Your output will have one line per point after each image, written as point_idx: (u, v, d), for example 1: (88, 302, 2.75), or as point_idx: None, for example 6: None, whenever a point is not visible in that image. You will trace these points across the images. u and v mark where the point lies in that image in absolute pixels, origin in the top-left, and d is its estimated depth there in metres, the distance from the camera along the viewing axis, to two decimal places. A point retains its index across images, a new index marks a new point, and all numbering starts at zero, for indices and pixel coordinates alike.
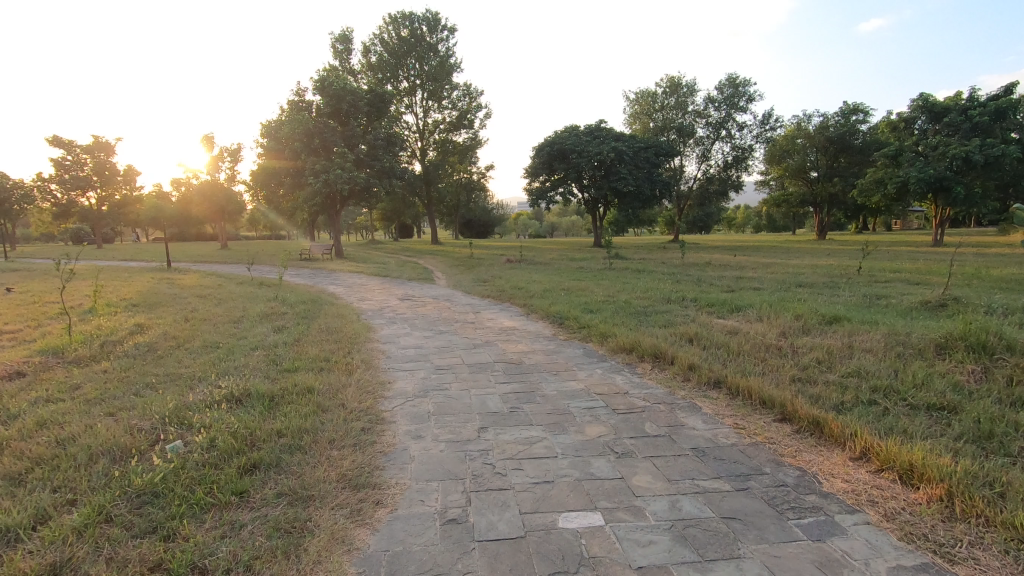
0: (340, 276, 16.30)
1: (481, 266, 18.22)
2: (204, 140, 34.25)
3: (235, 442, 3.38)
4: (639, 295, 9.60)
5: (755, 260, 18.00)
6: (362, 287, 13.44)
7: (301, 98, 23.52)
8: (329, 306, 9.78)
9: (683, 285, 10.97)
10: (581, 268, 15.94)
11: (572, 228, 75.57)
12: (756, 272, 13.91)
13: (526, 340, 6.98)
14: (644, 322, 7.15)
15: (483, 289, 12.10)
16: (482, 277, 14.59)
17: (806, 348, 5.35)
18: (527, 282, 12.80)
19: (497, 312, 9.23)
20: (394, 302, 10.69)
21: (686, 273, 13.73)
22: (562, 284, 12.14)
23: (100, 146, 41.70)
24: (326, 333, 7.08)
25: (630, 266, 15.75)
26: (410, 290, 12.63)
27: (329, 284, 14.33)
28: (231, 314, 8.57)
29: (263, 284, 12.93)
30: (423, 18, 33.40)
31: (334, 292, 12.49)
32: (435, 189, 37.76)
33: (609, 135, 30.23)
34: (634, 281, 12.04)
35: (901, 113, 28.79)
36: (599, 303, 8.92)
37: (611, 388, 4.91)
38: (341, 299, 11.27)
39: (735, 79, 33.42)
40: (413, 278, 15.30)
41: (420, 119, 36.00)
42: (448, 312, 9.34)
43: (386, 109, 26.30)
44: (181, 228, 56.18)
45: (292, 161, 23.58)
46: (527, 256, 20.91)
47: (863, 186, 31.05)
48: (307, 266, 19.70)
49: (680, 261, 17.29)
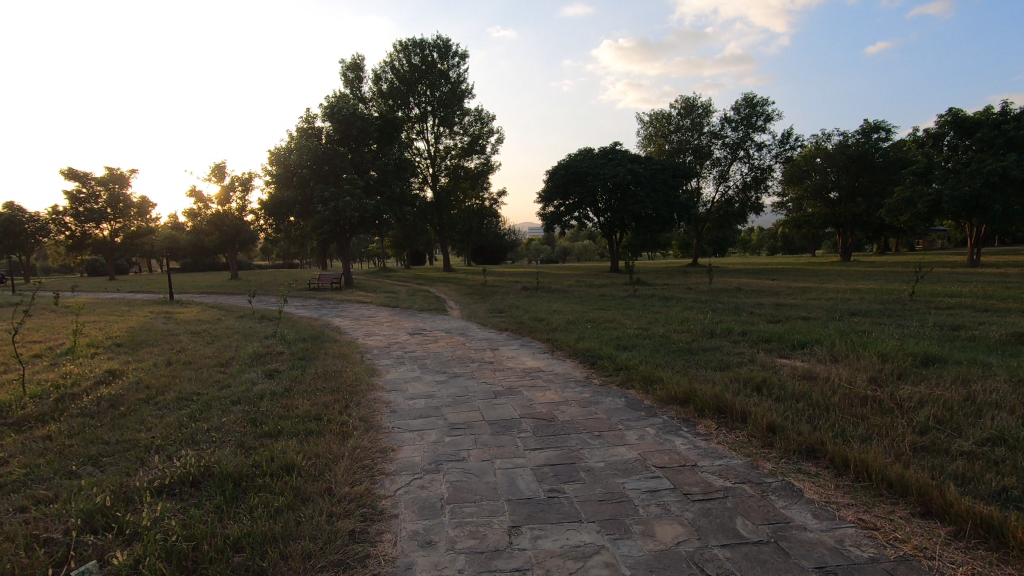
0: (348, 308, 15.46)
1: (496, 294, 17.29)
2: (216, 169, 34.10)
3: (166, 568, 2.38)
4: (677, 327, 8.58)
5: (788, 284, 16.91)
6: (370, 320, 12.56)
7: (310, 125, 23.15)
8: (332, 344, 8.84)
9: (722, 315, 9.94)
10: (603, 296, 14.97)
11: (584, 252, 74.74)
12: (795, 298, 12.85)
13: (554, 386, 5.97)
14: (693, 364, 6.09)
15: (500, 321, 11.15)
16: (498, 307, 13.67)
17: (914, 400, 4.26)
18: (548, 312, 11.86)
19: (519, 350, 8.24)
20: (404, 337, 9.76)
21: (720, 301, 12.68)
22: (586, 314, 11.16)
23: (114, 179, 41.80)
24: (322, 380, 6.12)
25: (656, 293, 14.72)
26: (421, 323, 11.70)
27: (335, 316, 13.47)
28: (221, 356, 7.65)
29: (265, 318, 12.09)
30: (434, 45, 33.35)
31: (339, 326, 11.61)
32: (447, 215, 37.20)
33: (625, 157, 29.53)
34: (665, 310, 11.05)
35: (928, 129, 27.78)
36: (634, 338, 7.90)
37: (675, 458, 3.86)
38: (346, 334, 10.36)
39: (752, 98, 32.72)
40: (424, 309, 14.41)
41: (432, 145, 35.66)
42: (462, 350, 8.36)
43: (397, 135, 25.87)
44: (194, 258, 56.17)
45: (299, 189, 23.01)
46: (544, 283, 19.98)
47: (890, 205, 29.90)
48: (314, 297, 18.93)
49: (707, 287, 16.25)
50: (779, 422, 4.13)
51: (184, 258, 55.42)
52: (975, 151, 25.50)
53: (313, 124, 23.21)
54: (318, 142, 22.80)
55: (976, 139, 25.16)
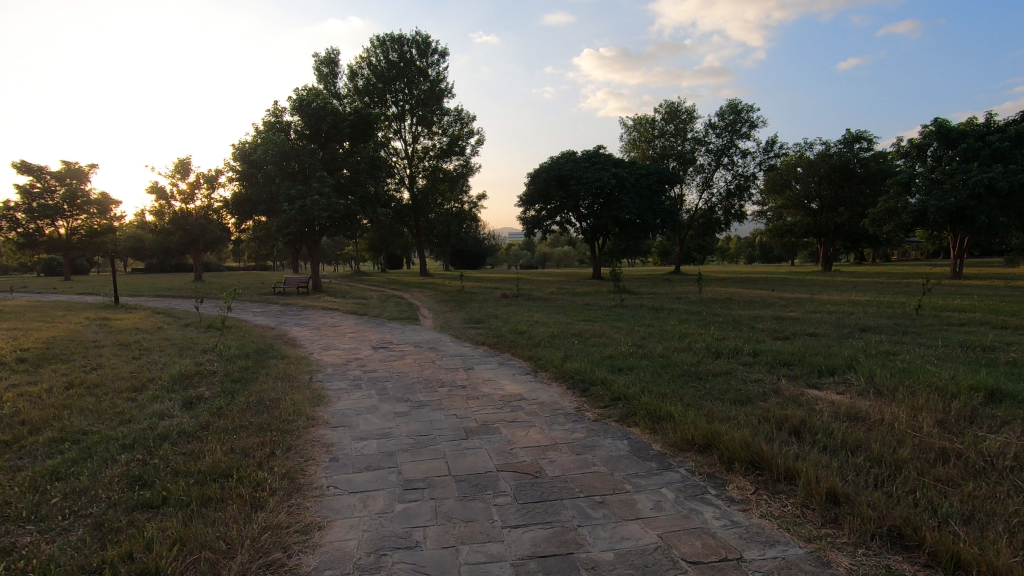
0: (311, 315, 14.18)
1: (474, 302, 16.17)
2: (180, 165, 32.30)
3: None
4: (677, 345, 7.60)
5: (780, 295, 16.16)
6: (332, 330, 11.33)
7: (278, 119, 21.77)
8: (280, 360, 7.62)
9: (723, 330, 9.00)
10: (587, 305, 14.00)
11: (564, 258, 74.09)
12: (793, 310, 12.02)
13: (539, 422, 4.88)
14: (706, 394, 5.08)
15: (477, 333, 10.05)
16: (475, 316, 12.54)
17: (1012, 457, 3.28)
18: (529, 323, 10.80)
19: (498, 370, 7.13)
20: (365, 352, 8.56)
21: (714, 312, 11.80)
22: (572, 326, 10.13)
23: (72, 173, 39.62)
24: (252, 412, 4.91)
25: (645, 303, 13.78)
26: (388, 334, 10.52)
27: (293, 326, 12.21)
28: (140, 376, 6.37)
29: (213, 328, 10.75)
30: (413, 41, 32.16)
31: (296, 337, 10.36)
32: (424, 218, 35.95)
33: (609, 160, 28.68)
34: (658, 323, 10.09)
35: (912, 139, 27.61)
36: (629, 358, 6.89)
37: (712, 545, 2.79)
38: (301, 347, 9.12)
39: (737, 104, 32.28)
40: (393, 317, 13.23)
41: (409, 145, 34.43)
42: (430, 369, 7.22)
43: (372, 132, 24.62)
44: (160, 259, 53.82)
45: (264, 186, 21.60)
46: (525, 290, 18.96)
47: (873, 215, 29.70)
48: (276, 302, 17.56)
49: (697, 297, 15.38)
50: (842, 486, 3.12)
51: (149, 258, 53.09)
52: (959, 162, 25.34)
53: (281, 118, 21.85)
54: (286, 138, 21.47)
55: (961, 149, 25.02)
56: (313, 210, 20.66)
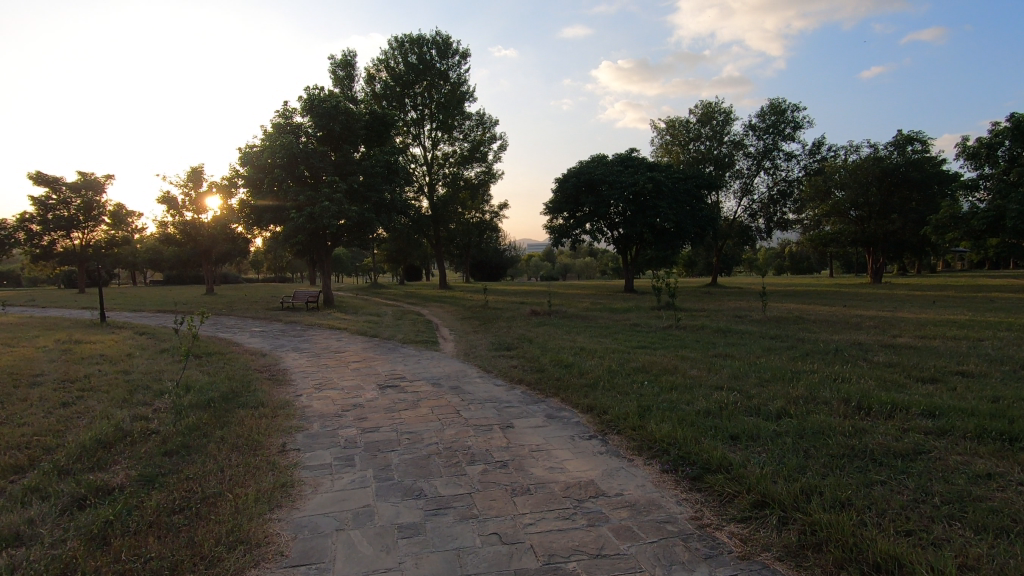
0: (314, 337, 12.30)
1: (500, 320, 14.15)
2: (192, 174, 31.00)
3: None
4: (799, 394, 5.45)
5: (858, 314, 13.83)
6: (334, 358, 9.39)
7: (288, 121, 20.14)
8: (252, 409, 5.66)
9: (841, 369, 6.79)
10: (635, 326, 11.90)
11: (586, 269, 71.77)
12: (898, 336, 9.72)
13: (649, 559, 2.80)
14: (934, 511, 2.96)
15: (510, 366, 7.99)
16: (504, 340, 10.51)
17: None
18: (574, 351, 8.73)
19: (553, 431, 5.05)
20: (367, 395, 6.55)
21: (799, 338, 9.63)
22: (634, 357, 8.07)
23: (87, 183, 38.39)
24: (156, 539, 2.90)
25: (704, 323, 11.61)
26: (401, 365, 8.54)
27: (290, 352, 10.29)
28: (36, 444, 4.41)
29: (191, 357, 8.85)
30: (433, 41, 30.44)
31: (289, 369, 8.45)
32: (444, 227, 34.22)
33: (643, 164, 26.54)
34: (741, 355, 7.96)
35: (982, 138, 25.08)
36: (744, 419, 4.76)
37: None
38: (289, 386, 7.16)
39: (780, 104, 29.94)
40: (408, 340, 11.28)
41: (429, 152, 32.75)
42: (453, 427, 5.15)
43: (388, 134, 22.89)
44: (179, 271, 52.93)
45: (269, 190, 19.92)
46: (557, 306, 16.88)
47: (934, 221, 27.06)
48: (281, 320, 15.80)
49: (761, 316, 13.16)
50: None
51: (168, 269, 52.28)
52: None
53: (292, 120, 20.17)
54: (296, 140, 19.80)
55: None
56: (322, 218, 18.89)
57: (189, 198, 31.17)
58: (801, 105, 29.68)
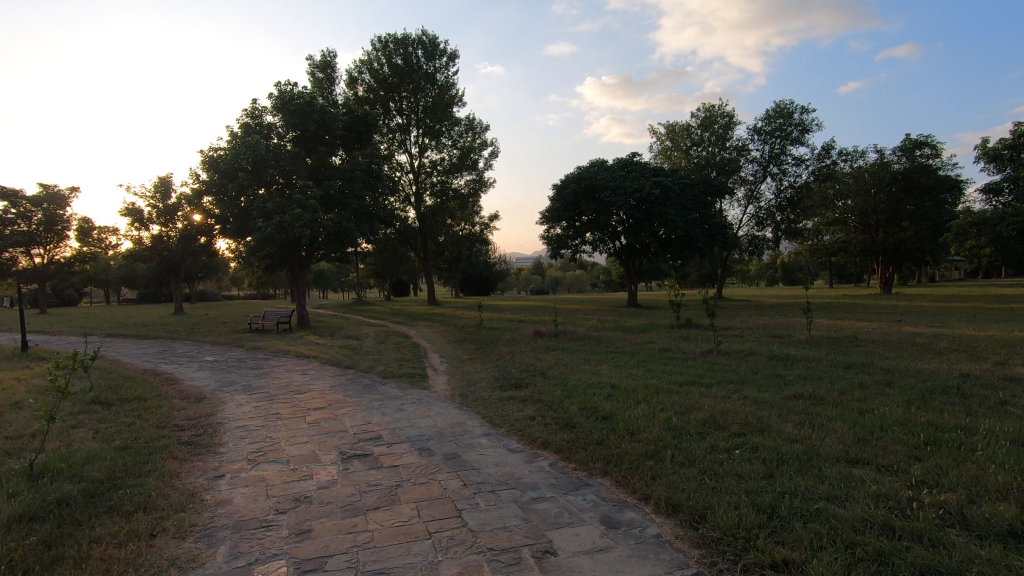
0: (276, 370, 10.08)
1: (500, 345, 12.05)
2: (161, 184, 28.59)
3: None
4: (1014, 485, 3.37)
5: (916, 334, 11.89)
6: (291, 404, 7.21)
7: (256, 121, 17.99)
8: (121, 519, 3.46)
9: (1002, 421, 4.76)
10: (663, 352, 9.87)
11: (577, 282, 70.20)
12: (1010, 365, 7.71)
13: None
14: None
15: (525, 417, 5.85)
16: (510, 375, 8.39)
17: None
18: (607, 393, 6.64)
19: (630, 566, 2.91)
20: (322, 477, 4.39)
21: (883, 368, 7.66)
22: (693, 403, 6.00)
23: (50, 197, 35.41)
24: None
25: (749, 348, 9.58)
26: (378, 416, 6.38)
27: (236, 393, 8.06)
28: None
29: (97, 408, 6.61)
30: (419, 41, 28.47)
31: (225, 423, 6.25)
32: (432, 239, 32.14)
33: (647, 169, 24.74)
34: (835, 398, 5.94)
35: (1004, 139, 23.75)
36: (988, 554, 2.64)
37: None
38: (212, 458, 4.95)
39: (786, 107, 28.38)
40: (389, 374, 9.10)
41: (415, 159, 30.73)
42: (454, 559, 2.99)
43: (369, 136, 20.81)
44: (153, 288, 50.07)
45: (234, 196, 17.71)
46: (564, 326, 14.81)
47: (955, 228, 25.56)
48: (245, 346, 13.58)
49: (808, 336, 11.21)
50: None
51: (141, 286, 49.30)
52: None
53: (262, 120, 18.02)
54: (265, 141, 17.64)
55: None
56: (293, 227, 16.65)
57: (157, 211, 28.78)
58: (808, 107, 28.10)
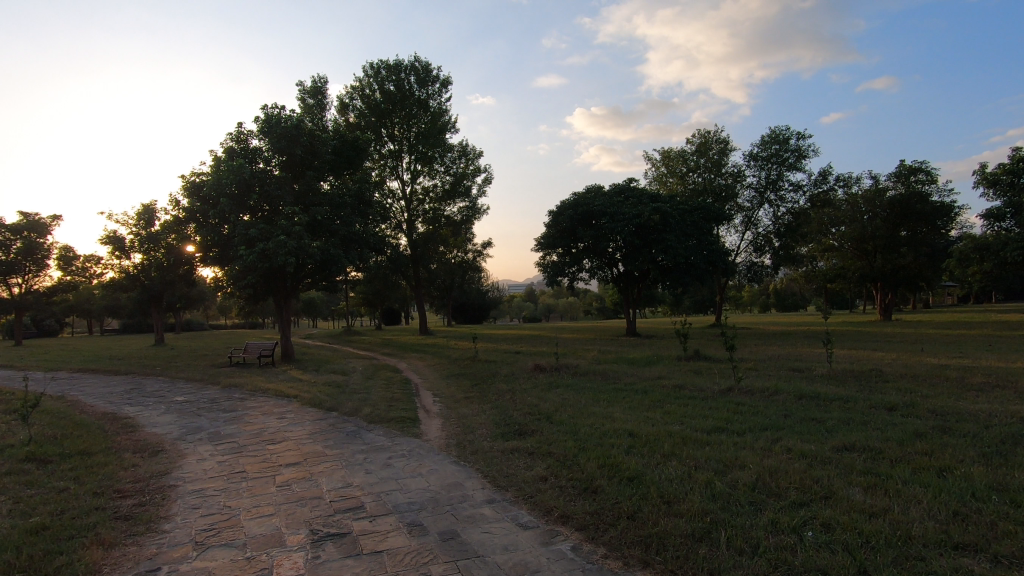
0: (252, 413, 9.07)
1: (497, 381, 11.13)
2: (145, 211, 27.66)
3: None
4: None
5: (942, 366, 11.14)
6: (261, 458, 6.24)
7: (241, 145, 17.26)
8: None
9: None
10: (678, 390, 9.02)
11: (570, 309, 69.65)
12: None
13: None
14: None
15: (534, 478, 4.94)
16: (512, 419, 7.46)
17: None
18: (628, 445, 5.74)
19: None
20: (287, 569, 3.46)
21: (931, 410, 6.84)
22: (732, 458, 5.11)
23: (31, 225, 34.24)
24: None
25: (773, 386, 8.72)
26: (361, 475, 5.43)
27: (200, 444, 7.08)
28: None
29: (30, 469, 5.59)
30: (411, 68, 28.18)
31: (179, 486, 5.27)
32: (424, 267, 31.33)
33: (645, 195, 24.24)
34: (896, 451, 5.10)
35: (1004, 164, 23.59)
36: None
37: None
38: (149, 540, 3.97)
39: (781, 133, 28.20)
40: (375, 417, 8.15)
41: (407, 186, 30.12)
42: None
43: (359, 161, 20.16)
44: (137, 318, 48.54)
45: (216, 223, 16.88)
46: (564, 359, 13.95)
47: (957, 253, 25.21)
48: (222, 383, 12.54)
49: (830, 370, 10.42)
50: None
51: (124, 316, 47.80)
52: None
53: (248, 144, 17.32)
54: (250, 166, 16.92)
55: None
56: (277, 255, 15.79)
57: (140, 238, 27.79)
58: (804, 133, 27.94)
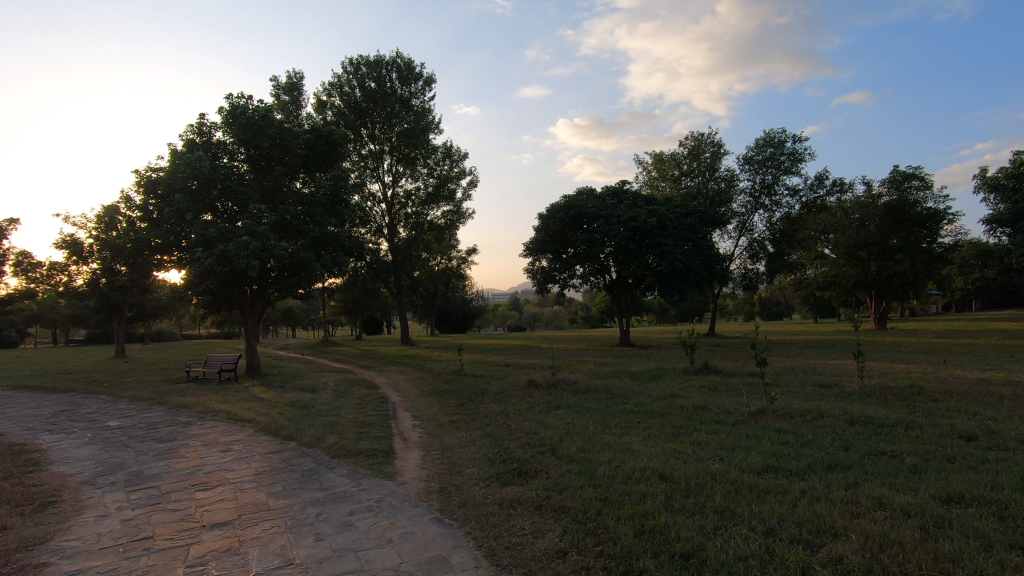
0: (193, 444, 7.50)
1: (486, 400, 9.67)
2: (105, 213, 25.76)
3: None
4: None
5: (982, 381, 9.94)
6: (181, 514, 4.73)
7: (203, 138, 15.69)
8: None
9: None
10: (701, 412, 7.67)
11: (555, 318, 68.55)
12: None
13: None
14: None
15: (550, 554, 3.53)
16: (509, 453, 6.01)
17: None
18: (668, 498, 4.32)
19: None
20: None
21: (1020, 441, 5.60)
22: (816, 520, 3.75)
23: None
24: None
25: (814, 408, 7.38)
26: (308, 545, 3.95)
27: (110, 491, 5.53)
28: None
29: None
30: (393, 64, 26.81)
31: (48, 567, 3.73)
32: (406, 273, 29.77)
33: (640, 198, 23.10)
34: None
35: (1004, 168, 22.91)
36: None
37: None
38: None
39: (775, 136, 27.39)
40: (340, 450, 6.66)
41: (388, 189, 28.63)
42: None
43: (335, 158, 18.63)
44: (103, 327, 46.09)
45: (173, 223, 15.24)
46: (559, 372, 12.55)
47: (958, 259, 24.41)
48: (170, 402, 10.92)
49: (864, 386, 9.17)
50: None
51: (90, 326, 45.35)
52: None
53: (210, 137, 15.75)
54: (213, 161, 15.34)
55: None
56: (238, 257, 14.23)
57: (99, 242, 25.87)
58: (799, 136, 27.10)
